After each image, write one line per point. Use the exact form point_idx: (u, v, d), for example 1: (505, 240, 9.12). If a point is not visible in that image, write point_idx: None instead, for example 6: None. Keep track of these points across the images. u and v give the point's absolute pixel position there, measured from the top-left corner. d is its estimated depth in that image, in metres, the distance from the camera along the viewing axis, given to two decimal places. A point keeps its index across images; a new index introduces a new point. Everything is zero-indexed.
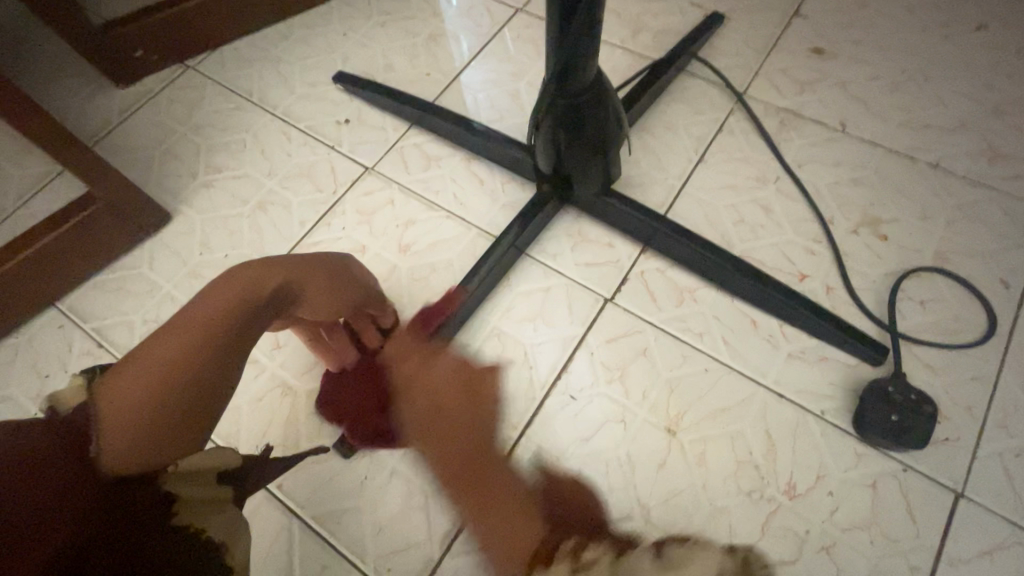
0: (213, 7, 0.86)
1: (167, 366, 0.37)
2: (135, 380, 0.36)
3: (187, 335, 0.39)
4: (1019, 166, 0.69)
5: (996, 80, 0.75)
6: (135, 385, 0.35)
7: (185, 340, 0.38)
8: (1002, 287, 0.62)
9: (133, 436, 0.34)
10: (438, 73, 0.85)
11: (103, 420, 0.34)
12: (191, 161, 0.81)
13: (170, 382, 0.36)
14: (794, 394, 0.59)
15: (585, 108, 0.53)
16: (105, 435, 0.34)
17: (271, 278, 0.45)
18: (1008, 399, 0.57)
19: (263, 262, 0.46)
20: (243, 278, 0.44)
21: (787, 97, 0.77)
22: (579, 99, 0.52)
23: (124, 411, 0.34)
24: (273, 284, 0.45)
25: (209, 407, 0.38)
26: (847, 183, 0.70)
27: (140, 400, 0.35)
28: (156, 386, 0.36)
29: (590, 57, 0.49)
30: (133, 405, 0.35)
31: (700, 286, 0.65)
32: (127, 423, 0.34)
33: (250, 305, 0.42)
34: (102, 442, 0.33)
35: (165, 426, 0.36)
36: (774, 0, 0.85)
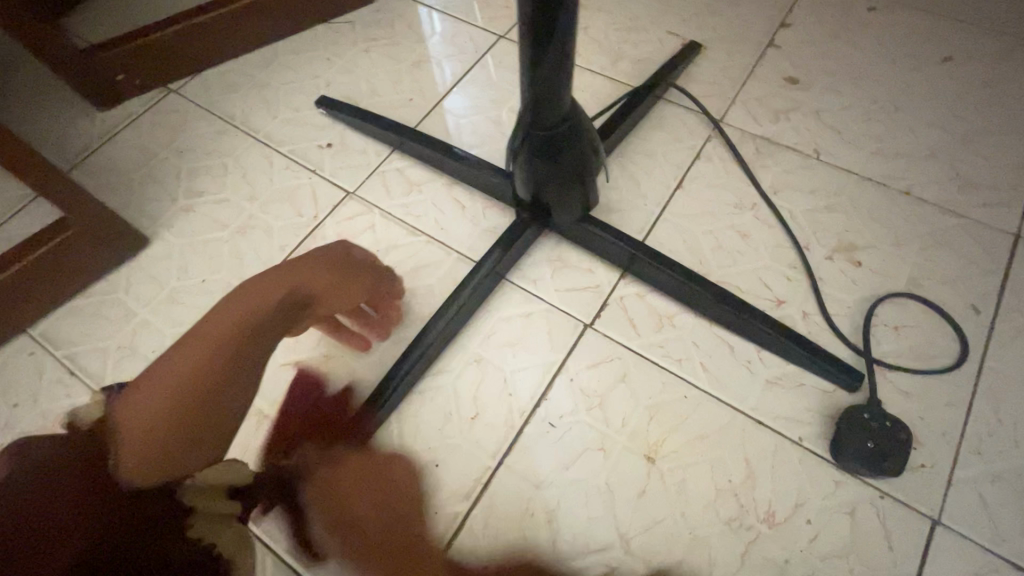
0: (197, 33, 0.87)
1: (187, 378, 0.40)
2: (158, 394, 0.39)
3: (200, 348, 0.42)
4: (986, 194, 0.71)
5: (963, 110, 0.78)
6: (162, 384, 0.40)
7: (199, 352, 0.42)
8: (973, 313, 0.63)
9: (151, 444, 0.38)
10: (421, 99, 0.86)
11: (126, 434, 0.38)
12: (172, 185, 0.81)
13: (191, 390, 0.40)
14: (772, 420, 0.59)
15: (560, 140, 0.54)
16: (124, 445, 0.38)
17: (278, 287, 0.48)
18: (982, 424, 0.57)
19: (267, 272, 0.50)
20: (251, 290, 0.47)
21: (762, 125, 0.79)
22: (554, 131, 0.53)
23: (148, 424, 0.38)
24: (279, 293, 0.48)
25: (227, 403, 0.42)
26: (822, 209, 0.71)
27: (170, 404, 0.39)
28: (175, 396, 0.39)
29: (563, 90, 0.50)
30: (163, 404, 0.39)
31: (679, 311, 0.66)
32: (142, 436, 0.38)
33: (260, 312, 0.46)
34: (123, 454, 0.37)
35: (190, 428, 0.39)
36: (748, 32, 0.88)
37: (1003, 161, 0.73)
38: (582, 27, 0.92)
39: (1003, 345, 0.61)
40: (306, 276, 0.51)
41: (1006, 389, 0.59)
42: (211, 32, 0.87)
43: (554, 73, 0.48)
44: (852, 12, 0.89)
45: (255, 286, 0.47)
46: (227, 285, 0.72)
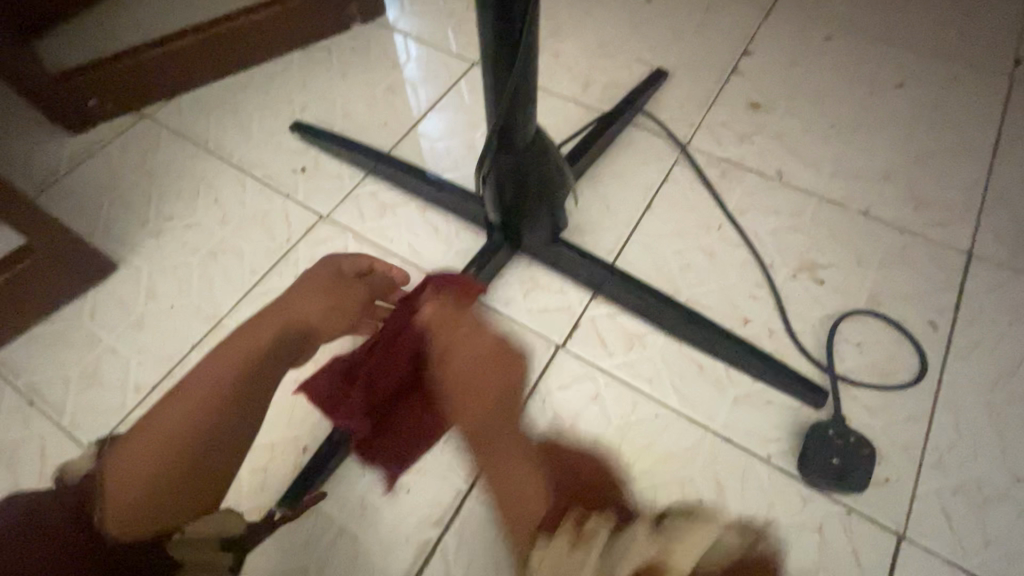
0: (171, 59, 0.87)
1: (186, 431, 0.47)
2: (151, 450, 0.46)
3: (202, 403, 0.50)
4: (940, 213, 0.74)
5: (916, 133, 0.81)
6: (166, 427, 0.47)
7: (202, 406, 0.49)
8: (931, 329, 0.65)
9: (140, 498, 0.43)
10: (395, 123, 0.87)
11: (116, 482, 0.43)
12: (142, 209, 0.80)
13: (190, 445, 0.47)
14: (741, 437, 0.60)
15: (526, 163, 0.55)
16: (110, 503, 0.41)
17: (281, 326, 0.58)
18: (943, 437, 0.59)
19: (270, 313, 0.59)
20: (259, 335, 0.57)
21: (727, 148, 0.81)
22: (521, 155, 0.54)
23: (147, 473, 0.44)
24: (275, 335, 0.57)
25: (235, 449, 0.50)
26: (785, 229, 0.73)
27: (174, 438, 0.47)
28: (178, 451, 0.46)
29: (528, 115, 0.52)
30: (162, 440, 0.47)
31: (649, 331, 0.67)
32: (137, 491, 0.43)
33: (269, 356, 0.56)
34: (106, 512, 0.41)
35: (201, 471, 0.47)
36: (713, 59, 0.91)
37: (955, 181, 0.76)
38: (553, 54, 0.94)
39: (961, 359, 0.63)
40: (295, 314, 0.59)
41: (964, 402, 0.60)
42: (186, 57, 0.88)
43: (518, 98, 0.49)
44: (810, 41, 0.93)
45: (274, 318, 0.59)
46: (196, 310, 0.71)
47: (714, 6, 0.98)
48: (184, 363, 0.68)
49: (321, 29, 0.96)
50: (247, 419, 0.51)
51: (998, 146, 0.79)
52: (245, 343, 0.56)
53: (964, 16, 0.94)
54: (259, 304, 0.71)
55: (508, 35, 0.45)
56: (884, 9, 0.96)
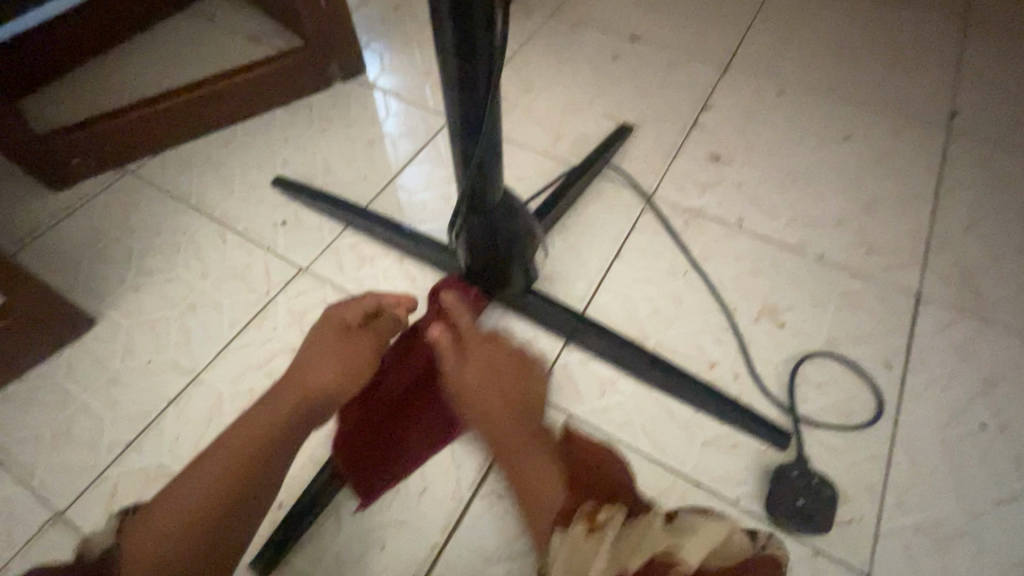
0: (157, 118, 0.90)
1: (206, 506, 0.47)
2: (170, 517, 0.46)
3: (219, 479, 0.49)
4: (889, 257, 0.78)
5: (864, 181, 0.87)
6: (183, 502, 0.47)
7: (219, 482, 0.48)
8: (887, 368, 0.68)
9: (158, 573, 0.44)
10: (374, 177, 0.91)
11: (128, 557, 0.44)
12: (122, 264, 0.81)
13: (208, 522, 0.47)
14: (711, 480, 0.62)
15: (496, 224, 0.58)
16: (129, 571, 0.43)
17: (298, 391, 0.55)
18: (902, 475, 0.61)
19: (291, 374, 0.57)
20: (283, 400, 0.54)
21: (690, 198, 0.86)
22: (490, 215, 0.58)
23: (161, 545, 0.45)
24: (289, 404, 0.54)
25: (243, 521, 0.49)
26: (747, 274, 0.77)
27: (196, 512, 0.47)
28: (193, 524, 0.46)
29: (495, 179, 0.55)
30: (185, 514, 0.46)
31: (620, 377, 0.69)
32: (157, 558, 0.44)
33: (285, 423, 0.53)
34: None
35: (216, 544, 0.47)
36: (675, 113, 0.97)
37: (902, 226, 0.81)
38: (525, 109, 1.00)
39: (915, 397, 0.66)
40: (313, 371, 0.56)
41: (920, 440, 0.63)
42: (171, 117, 0.91)
43: (485, 165, 0.53)
44: (764, 96, 1.00)
45: (293, 381, 0.56)
46: (173, 365, 0.72)
47: (675, 64, 1.05)
48: (159, 419, 0.68)
49: (303, 88, 1.00)
50: (260, 500, 0.51)
51: (940, 192, 0.85)
52: (263, 410, 0.53)
53: (903, 72, 1.02)
54: (237, 357, 0.72)
55: (473, 111, 0.49)
56: (830, 66, 1.04)
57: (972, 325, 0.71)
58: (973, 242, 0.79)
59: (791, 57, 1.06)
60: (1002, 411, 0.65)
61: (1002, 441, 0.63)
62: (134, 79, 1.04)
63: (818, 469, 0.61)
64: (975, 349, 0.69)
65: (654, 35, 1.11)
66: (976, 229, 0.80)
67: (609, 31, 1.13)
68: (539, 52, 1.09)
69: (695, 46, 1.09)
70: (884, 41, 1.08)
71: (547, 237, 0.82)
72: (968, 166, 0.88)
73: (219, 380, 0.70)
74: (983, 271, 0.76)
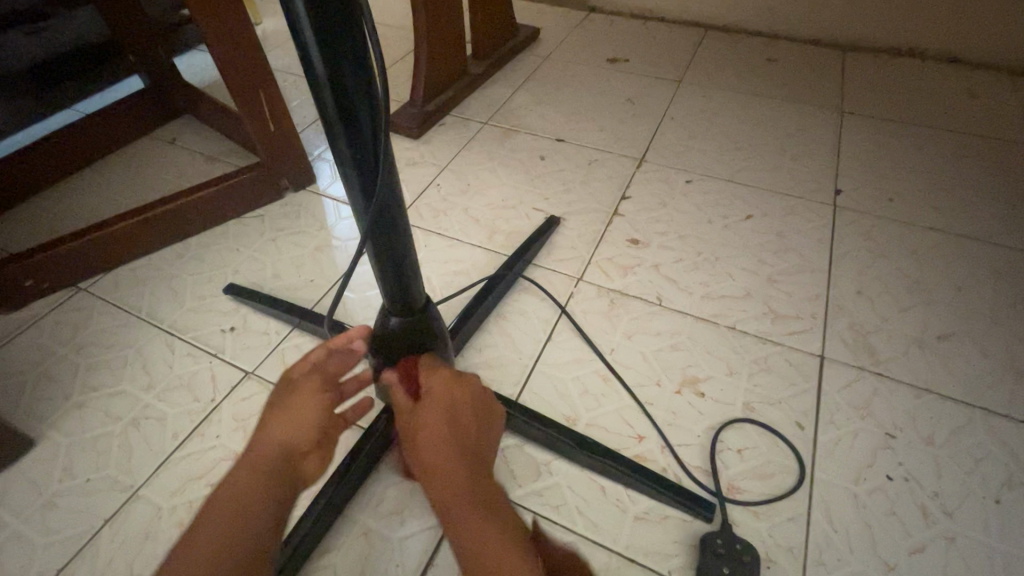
0: (113, 238, 0.95)
1: (235, 510, 0.52)
2: (212, 522, 0.51)
3: (242, 486, 0.53)
4: (795, 324, 0.86)
5: (766, 256, 0.97)
6: (223, 506, 0.52)
7: (239, 490, 0.53)
8: (799, 429, 0.73)
9: (207, 554, 0.48)
10: (321, 278, 0.96)
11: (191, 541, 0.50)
12: (67, 382, 0.83)
13: (238, 518, 0.51)
14: (644, 556, 0.64)
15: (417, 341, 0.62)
16: (185, 555, 0.49)
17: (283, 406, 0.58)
18: (820, 534, 0.64)
19: (280, 391, 0.59)
20: (280, 417, 0.57)
21: (614, 280, 0.94)
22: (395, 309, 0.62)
23: (206, 537, 0.50)
24: (287, 421, 0.57)
25: (260, 507, 0.52)
26: (668, 348, 0.84)
27: (238, 506, 0.52)
28: (229, 519, 0.51)
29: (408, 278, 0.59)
30: (230, 509, 0.52)
31: (554, 458, 0.72)
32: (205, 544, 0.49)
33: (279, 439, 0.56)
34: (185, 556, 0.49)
35: (242, 525, 0.51)
36: (598, 204, 1.08)
37: (802, 294, 0.90)
38: (462, 209, 1.09)
39: (826, 456, 0.71)
40: (285, 396, 0.59)
41: (833, 497, 0.67)
42: (127, 235, 0.96)
43: (394, 260, 0.56)
44: (674, 184, 1.12)
45: (280, 399, 0.59)
46: (113, 482, 0.72)
47: (595, 161, 1.18)
48: (93, 541, 0.67)
49: (257, 201, 1.08)
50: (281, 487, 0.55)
51: (832, 261, 0.95)
52: (268, 425, 0.57)
53: (791, 157, 1.17)
54: (179, 469, 0.73)
55: (382, 224, 0.53)
56: (730, 156, 1.18)
57: (870, 381, 0.78)
58: (864, 304, 0.88)
59: (696, 149, 1.20)
60: (904, 462, 0.70)
61: (907, 490, 0.67)
62: (94, 202, 1.11)
63: (742, 535, 0.64)
64: (874, 404, 0.75)
65: (576, 136, 1.25)
66: (865, 292, 0.90)
67: (536, 134, 1.27)
68: (474, 155, 1.21)
69: (612, 144, 1.22)
70: (775, 132, 1.24)
71: (483, 326, 0.87)
72: (854, 237, 0.99)
73: (158, 495, 0.70)
74: (875, 331, 0.84)
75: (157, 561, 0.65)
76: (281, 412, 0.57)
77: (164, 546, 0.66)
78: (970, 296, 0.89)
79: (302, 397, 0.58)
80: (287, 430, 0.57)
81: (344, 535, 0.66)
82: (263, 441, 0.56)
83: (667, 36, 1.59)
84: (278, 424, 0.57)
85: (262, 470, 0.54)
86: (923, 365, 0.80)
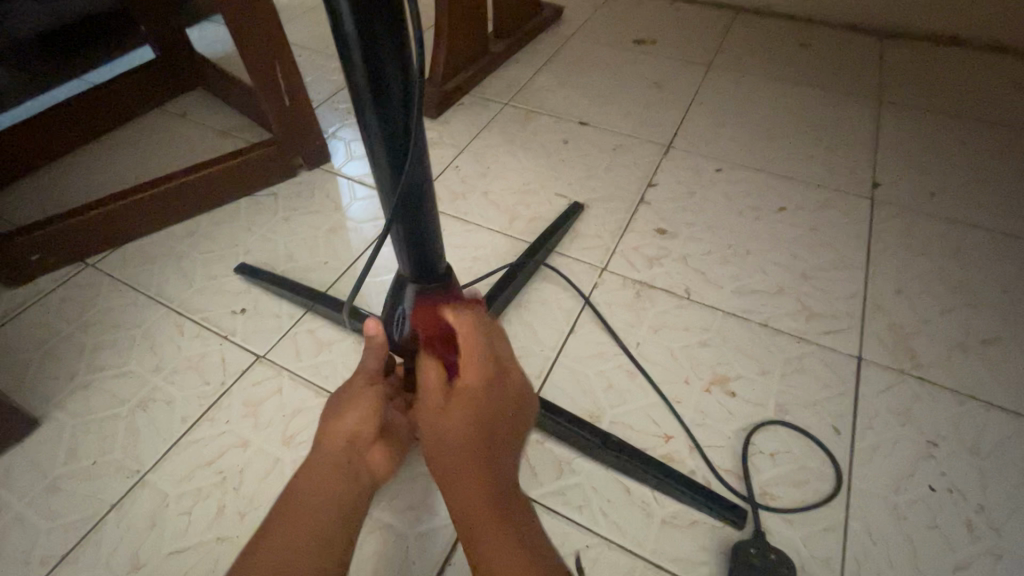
0: (122, 213, 0.92)
1: (321, 508, 0.51)
2: (296, 521, 0.49)
3: (324, 487, 0.52)
4: (830, 323, 0.82)
5: (799, 250, 0.92)
6: (302, 507, 0.50)
7: (322, 490, 0.52)
8: (835, 434, 0.70)
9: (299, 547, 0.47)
10: (334, 260, 0.93)
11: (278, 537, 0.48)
12: (73, 361, 0.80)
13: (325, 514, 0.50)
14: (671, 562, 0.60)
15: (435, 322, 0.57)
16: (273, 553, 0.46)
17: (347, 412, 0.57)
18: (858, 545, 0.61)
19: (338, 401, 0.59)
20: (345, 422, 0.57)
21: (640, 271, 0.90)
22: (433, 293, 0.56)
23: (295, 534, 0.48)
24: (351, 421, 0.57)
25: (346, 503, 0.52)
26: (696, 344, 0.80)
27: (319, 504, 0.51)
28: (317, 516, 0.50)
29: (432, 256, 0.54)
30: (312, 510, 0.50)
31: (576, 456, 0.69)
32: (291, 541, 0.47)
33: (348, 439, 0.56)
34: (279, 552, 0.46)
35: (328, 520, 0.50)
36: (622, 192, 1.04)
37: (838, 292, 0.86)
38: (482, 192, 1.05)
39: (864, 463, 0.67)
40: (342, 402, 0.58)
41: (872, 507, 0.64)
42: (136, 211, 0.93)
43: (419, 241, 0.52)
44: (703, 173, 1.07)
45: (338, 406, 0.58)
46: (119, 467, 0.69)
47: (620, 146, 1.13)
48: (98, 527, 0.65)
49: (270, 178, 1.04)
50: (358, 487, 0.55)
51: (869, 258, 0.91)
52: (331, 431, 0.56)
53: (827, 147, 1.12)
54: (187, 455, 0.70)
55: (409, 203, 0.49)
56: (762, 145, 1.13)
57: (911, 385, 0.74)
58: (905, 304, 0.84)
59: (726, 137, 1.15)
60: (948, 472, 0.66)
61: (950, 503, 0.64)
62: (102, 176, 1.07)
63: (775, 544, 0.61)
64: (916, 410, 0.71)
65: (600, 120, 1.20)
66: (905, 291, 0.85)
67: (559, 117, 1.22)
68: (494, 137, 1.17)
69: (638, 129, 1.17)
70: (809, 121, 1.18)
71: (503, 314, 0.84)
72: (893, 232, 0.94)
73: (165, 481, 0.68)
74: (915, 332, 0.80)
75: (163, 550, 0.63)
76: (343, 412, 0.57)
77: (171, 534, 0.64)
78: (1018, 299, 0.84)
79: (362, 397, 0.58)
80: (346, 422, 0.57)
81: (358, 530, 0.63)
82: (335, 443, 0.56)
83: (696, 18, 1.53)
84: (344, 422, 0.56)
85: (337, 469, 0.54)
86: (966, 370, 0.75)
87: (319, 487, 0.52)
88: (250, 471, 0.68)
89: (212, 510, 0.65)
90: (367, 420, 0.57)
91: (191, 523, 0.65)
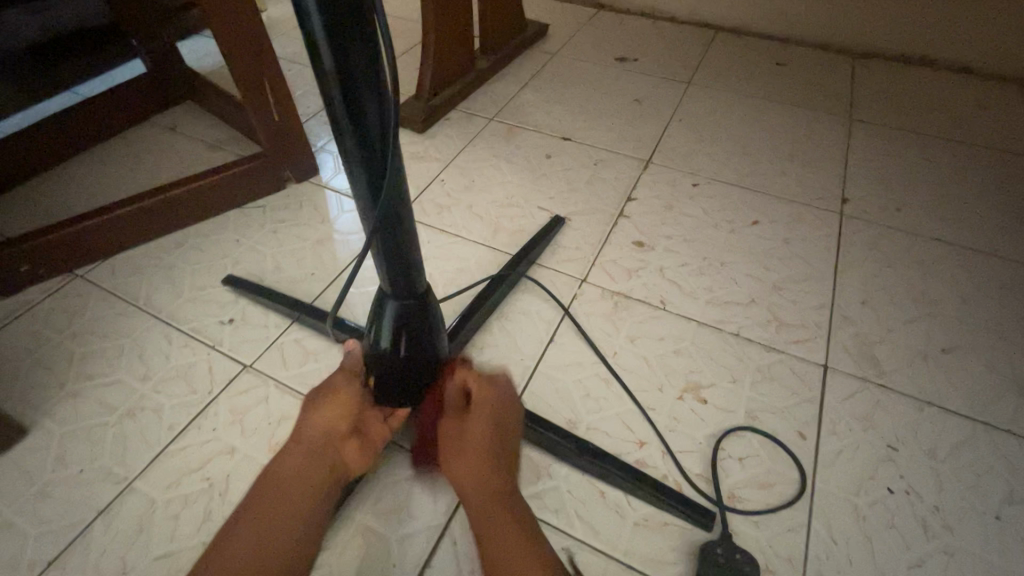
0: (113, 225, 0.94)
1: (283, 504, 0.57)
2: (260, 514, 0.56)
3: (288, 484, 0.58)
4: (799, 332, 0.85)
5: (771, 263, 0.96)
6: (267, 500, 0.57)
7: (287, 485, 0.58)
8: (801, 439, 0.73)
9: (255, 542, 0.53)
10: (321, 272, 0.95)
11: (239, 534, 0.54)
12: (63, 370, 0.82)
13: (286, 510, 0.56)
14: (643, 563, 0.63)
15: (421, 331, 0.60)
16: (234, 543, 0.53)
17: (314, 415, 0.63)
18: (820, 545, 0.64)
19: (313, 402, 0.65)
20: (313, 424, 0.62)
21: (618, 282, 0.93)
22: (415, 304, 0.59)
23: (253, 529, 0.54)
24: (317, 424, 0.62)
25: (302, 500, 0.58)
26: (671, 353, 0.83)
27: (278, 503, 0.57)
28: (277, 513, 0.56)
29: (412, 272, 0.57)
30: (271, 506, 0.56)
31: (554, 461, 0.71)
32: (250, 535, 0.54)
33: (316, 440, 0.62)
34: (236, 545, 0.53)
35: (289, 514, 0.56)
36: (603, 205, 1.07)
37: (807, 302, 0.90)
38: (467, 205, 1.08)
39: (827, 466, 0.70)
40: (313, 404, 0.64)
41: (834, 508, 0.67)
42: (127, 222, 0.95)
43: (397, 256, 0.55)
44: (681, 187, 1.11)
45: (310, 407, 0.64)
46: (106, 474, 0.71)
47: (602, 161, 1.17)
48: (86, 532, 0.66)
49: (259, 190, 1.07)
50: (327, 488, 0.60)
51: (837, 270, 0.95)
52: (303, 430, 0.62)
53: (799, 163, 1.16)
54: (174, 462, 0.72)
55: (388, 220, 0.52)
56: (737, 160, 1.17)
57: (872, 392, 0.78)
58: (869, 314, 0.88)
59: (703, 153, 1.19)
60: (906, 474, 0.70)
61: (908, 504, 0.67)
62: (93, 187, 1.09)
63: (742, 545, 0.64)
64: (877, 416, 0.75)
65: (583, 135, 1.24)
66: (870, 302, 0.89)
67: (543, 132, 1.25)
68: (480, 152, 1.20)
69: (619, 145, 1.21)
70: (783, 137, 1.23)
71: (485, 324, 0.86)
72: (860, 245, 0.99)
73: (152, 487, 0.69)
74: (878, 341, 0.84)
75: (148, 555, 0.64)
76: (314, 414, 0.63)
77: (158, 539, 0.65)
78: (976, 309, 0.88)
79: (329, 401, 0.64)
80: (316, 423, 0.62)
81: (342, 534, 0.65)
82: (303, 442, 0.62)
83: (677, 37, 1.58)
84: (312, 424, 0.62)
85: (302, 468, 0.60)
86: (926, 377, 0.79)
87: (290, 482, 0.59)
88: (236, 477, 0.70)
89: (199, 515, 0.67)
90: (335, 424, 0.63)
91: (177, 528, 0.66)
